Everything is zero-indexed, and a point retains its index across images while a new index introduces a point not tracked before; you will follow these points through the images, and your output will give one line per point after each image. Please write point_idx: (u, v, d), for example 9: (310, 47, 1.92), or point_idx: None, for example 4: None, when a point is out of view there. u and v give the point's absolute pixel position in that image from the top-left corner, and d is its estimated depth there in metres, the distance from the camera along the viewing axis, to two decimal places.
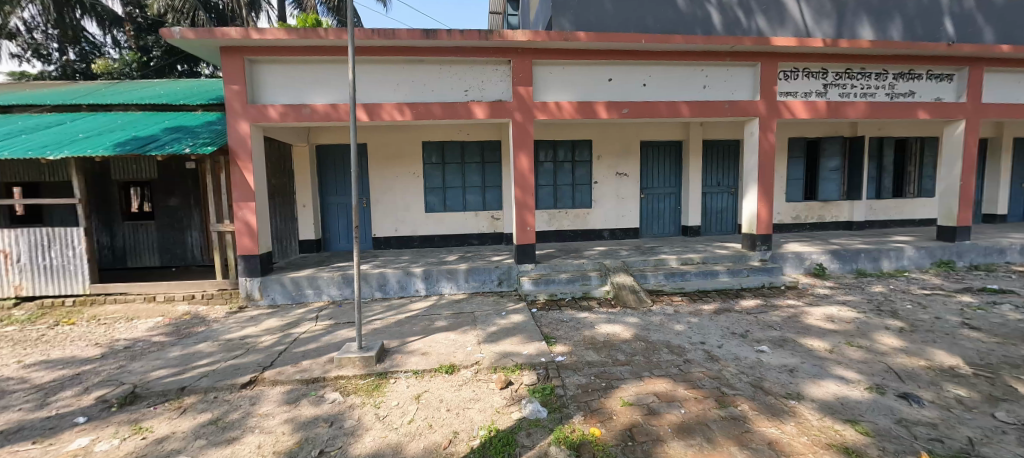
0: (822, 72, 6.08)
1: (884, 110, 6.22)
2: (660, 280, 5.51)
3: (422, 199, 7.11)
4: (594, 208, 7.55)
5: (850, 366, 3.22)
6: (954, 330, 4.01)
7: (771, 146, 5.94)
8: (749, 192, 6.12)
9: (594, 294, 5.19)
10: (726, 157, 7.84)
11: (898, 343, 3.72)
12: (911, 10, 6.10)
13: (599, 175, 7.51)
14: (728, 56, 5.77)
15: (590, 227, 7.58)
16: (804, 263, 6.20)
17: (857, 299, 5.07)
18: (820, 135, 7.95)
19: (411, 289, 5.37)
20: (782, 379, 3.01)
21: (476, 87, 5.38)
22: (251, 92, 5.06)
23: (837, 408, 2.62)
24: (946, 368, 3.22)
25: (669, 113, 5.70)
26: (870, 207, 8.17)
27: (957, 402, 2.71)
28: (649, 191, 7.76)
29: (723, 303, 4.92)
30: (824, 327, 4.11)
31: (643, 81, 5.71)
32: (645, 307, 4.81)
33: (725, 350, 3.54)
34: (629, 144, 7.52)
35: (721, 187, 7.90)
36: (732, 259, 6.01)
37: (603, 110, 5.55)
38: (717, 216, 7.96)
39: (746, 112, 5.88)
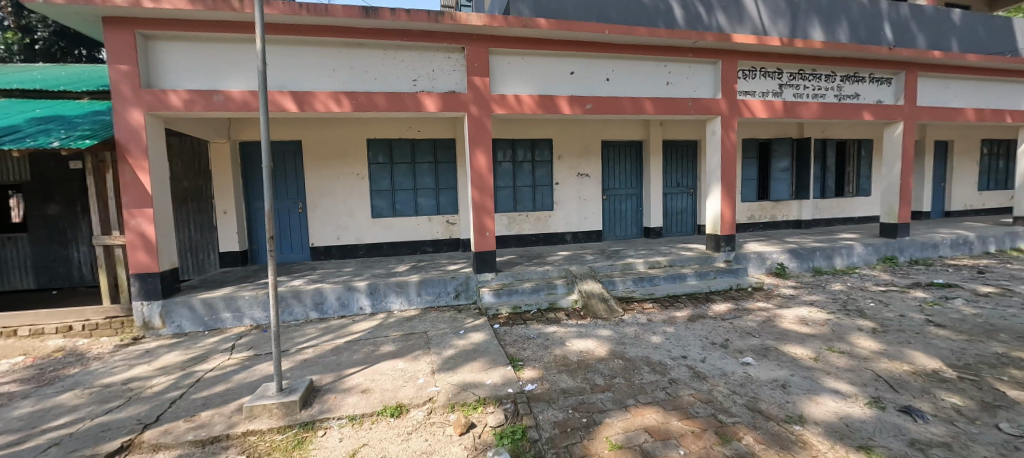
0: (778, 72, 6.10)
1: (834, 110, 6.34)
2: (629, 285, 5.19)
3: (367, 203, 6.36)
4: (555, 210, 7.18)
5: (840, 377, 3.01)
6: (922, 328, 3.98)
7: (732, 145, 5.85)
8: (713, 191, 5.98)
9: (562, 305, 4.74)
10: (684, 157, 7.78)
11: (875, 345, 3.60)
12: (857, 14, 6.26)
13: (560, 176, 7.14)
14: (691, 53, 5.60)
15: (552, 230, 7.19)
16: (766, 263, 6.15)
17: (822, 299, 5.02)
18: (771, 136, 8.10)
19: (354, 307, 4.66)
20: (777, 398, 2.72)
21: (426, 76, 4.79)
22: (146, 74, 4.14)
23: (845, 432, 2.33)
24: (930, 372, 3.10)
25: (634, 110, 5.41)
26: (817, 206, 8.45)
27: (957, 413, 2.53)
28: (610, 192, 7.50)
29: (695, 309, 4.66)
30: (800, 331, 3.93)
31: (606, 75, 5.39)
32: (616, 317, 4.43)
33: (710, 365, 3.22)
34: (590, 143, 7.21)
35: (681, 188, 7.82)
36: (698, 261, 5.83)
37: (566, 104, 5.15)
38: (677, 217, 7.87)
39: (708, 110, 5.74)
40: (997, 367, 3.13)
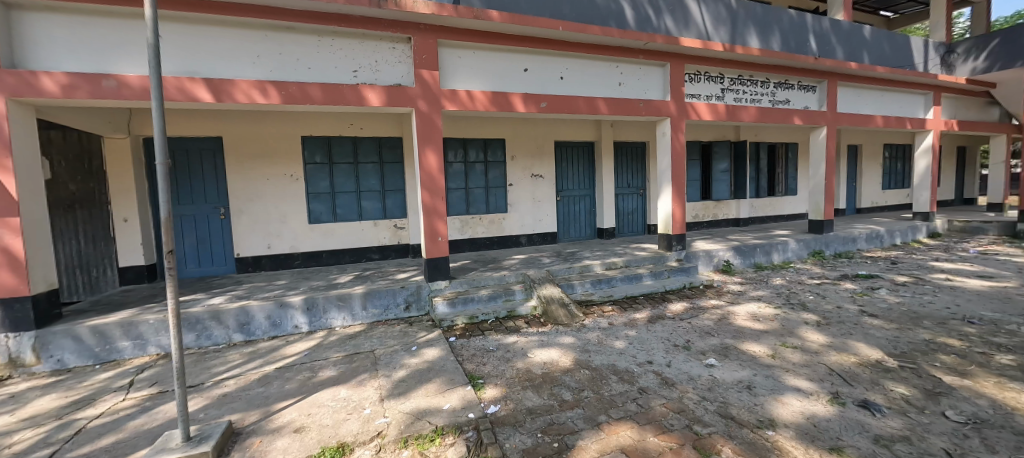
0: (720, 77, 6.35)
1: (769, 114, 6.71)
2: (587, 288, 5.08)
3: (303, 207, 5.74)
4: (510, 212, 6.95)
5: (798, 374, 3.06)
6: (858, 318, 4.23)
7: (681, 146, 5.97)
8: (664, 191, 6.07)
9: (520, 312, 4.51)
10: (634, 158, 7.91)
11: (822, 338, 3.74)
12: (788, 25, 6.62)
13: (514, 177, 6.94)
14: (641, 54, 5.64)
15: (506, 233, 6.96)
16: (713, 260, 6.34)
17: (767, 294, 5.23)
18: (712, 139, 8.47)
19: (288, 326, 4.11)
20: (745, 401, 2.68)
21: (368, 68, 4.36)
22: (7, 51, 3.34)
23: (815, 434, 2.32)
24: (874, 362, 3.25)
25: (588, 110, 5.34)
26: (753, 205, 8.97)
27: (907, 403, 2.63)
28: (564, 193, 7.43)
29: (653, 310, 4.64)
30: (753, 328, 4.02)
31: (560, 73, 5.27)
32: (577, 322, 4.29)
33: (676, 369, 3.15)
34: (543, 143, 7.08)
35: (632, 189, 7.93)
36: (652, 261, 5.88)
37: (520, 102, 4.95)
38: (629, 217, 7.97)
39: (658, 112, 5.81)
40: (928, 354, 3.36)
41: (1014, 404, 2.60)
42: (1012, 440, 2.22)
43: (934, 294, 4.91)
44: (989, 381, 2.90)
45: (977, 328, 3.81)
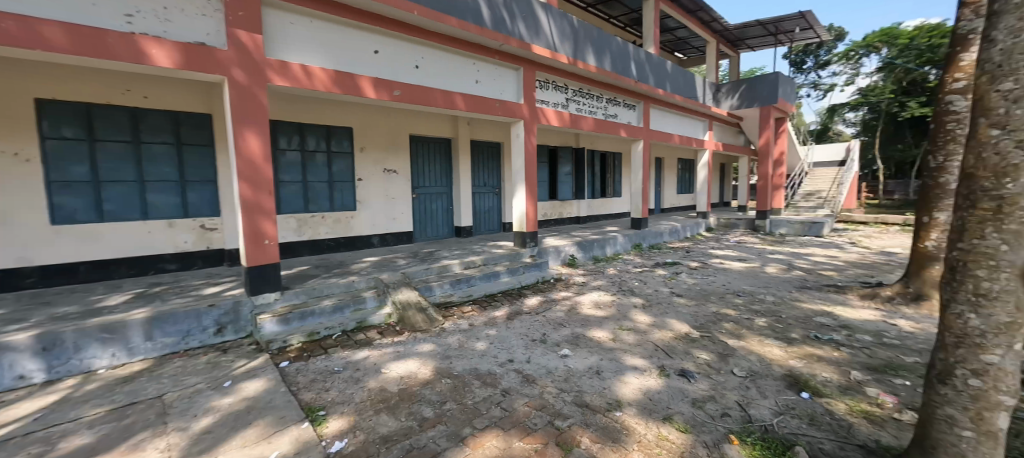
0: (564, 87, 6.92)
1: (602, 125, 7.64)
2: (446, 290, 4.84)
3: (41, 201, 4.01)
4: (359, 210, 6.24)
5: (634, 353, 3.46)
6: (670, 299, 5.11)
7: (533, 148, 6.29)
8: (518, 190, 6.30)
9: (372, 322, 4.05)
10: (490, 158, 8.05)
11: (647, 319, 4.37)
12: (618, 49, 7.61)
13: (364, 171, 6.26)
14: (497, 55, 5.71)
15: (355, 234, 6.24)
16: (561, 255, 6.84)
17: (605, 283, 5.90)
18: (558, 144, 9.23)
19: (5, 378, 2.76)
20: (596, 387, 2.86)
21: (152, 14, 3.25)
22: None
23: (651, 407, 2.62)
24: (685, 335, 3.92)
25: (445, 104, 5.15)
26: (590, 205, 10.15)
27: (709, 367, 3.22)
28: (420, 190, 7.07)
29: (511, 306, 4.72)
30: (597, 315, 4.43)
31: (415, 62, 4.92)
32: (436, 327, 4.04)
33: (536, 364, 3.21)
34: (398, 137, 6.59)
35: (488, 188, 8.06)
36: (509, 258, 6.00)
37: (370, 87, 4.44)
38: (485, 215, 8.08)
39: (512, 113, 5.98)
40: (717, 324, 4.23)
41: (770, 356, 3.44)
42: (773, 385, 2.91)
43: (715, 275, 6.30)
44: (754, 340, 3.78)
45: (742, 299, 4.99)
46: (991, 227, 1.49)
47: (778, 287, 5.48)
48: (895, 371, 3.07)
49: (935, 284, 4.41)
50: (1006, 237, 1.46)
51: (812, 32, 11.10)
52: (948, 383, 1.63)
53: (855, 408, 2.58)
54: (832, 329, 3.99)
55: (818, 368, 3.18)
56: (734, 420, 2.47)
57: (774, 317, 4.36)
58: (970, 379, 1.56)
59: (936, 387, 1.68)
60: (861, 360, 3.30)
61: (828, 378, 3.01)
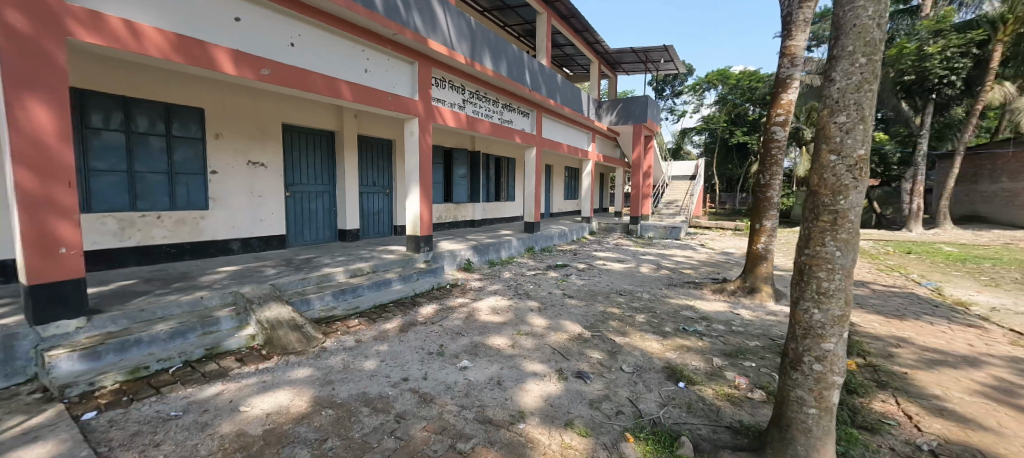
0: (461, 88, 6.76)
1: (498, 130, 7.70)
2: (327, 302, 4.28)
3: None
4: (213, 210, 5.15)
5: (532, 358, 3.45)
6: (563, 300, 5.31)
7: (428, 148, 5.98)
8: (412, 191, 5.93)
9: (228, 348, 3.31)
10: (379, 156, 7.45)
11: (543, 321, 4.44)
12: (514, 56, 7.74)
13: (220, 163, 5.18)
14: (390, 45, 5.28)
15: (207, 238, 5.12)
16: (457, 259, 6.64)
17: (501, 287, 5.87)
18: (454, 145, 9.01)
19: None
20: (498, 399, 2.75)
21: None
22: None
23: (553, 413, 2.60)
24: (578, 335, 4.07)
25: (327, 92, 4.57)
26: (484, 208, 10.16)
27: (602, 365, 3.37)
28: (295, 188, 6.17)
29: (404, 317, 4.36)
30: (494, 321, 4.35)
31: (291, 39, 4.24)
32: (314, 347, 3.49)
33: (433, 381, 2.97)
34: (267, 124, 5.63)
35: (377, 188, 7.44)
36: (400, 264, 5.60)
37: (229, 62, 3.68)
38: (374, 218, 7.44)
39: (406, 109, 5.61)
40: (605, 322, 4.50)
41: (650, 350, 3.75)
42: (655, 378, 3.16)
43: (599, 275, 6.79)
44: (636, 336, 4.11)
45: (624, 298, 5.44)
46: (829, 237, 1.77)
47: (652, 286, 6.12)
48: (744, 354, 3.61)
49: (764, 279, 5.38)
50: (840, 245, 1.75)
51: (673, 64, 12.91)
52: (798, 369, 1.89)
53: (720, 392, 2.93)
54: (695, 321, 4.56)
55: (689, 358, 3.57)
56: (627, 418, 2.58)
57: (650, 313, 4.83)
58: (813, 365, 1.84)
59: (788, 372, 1.95)
60: (719, 347, 3.81)
61: (697, 366, 3.39)
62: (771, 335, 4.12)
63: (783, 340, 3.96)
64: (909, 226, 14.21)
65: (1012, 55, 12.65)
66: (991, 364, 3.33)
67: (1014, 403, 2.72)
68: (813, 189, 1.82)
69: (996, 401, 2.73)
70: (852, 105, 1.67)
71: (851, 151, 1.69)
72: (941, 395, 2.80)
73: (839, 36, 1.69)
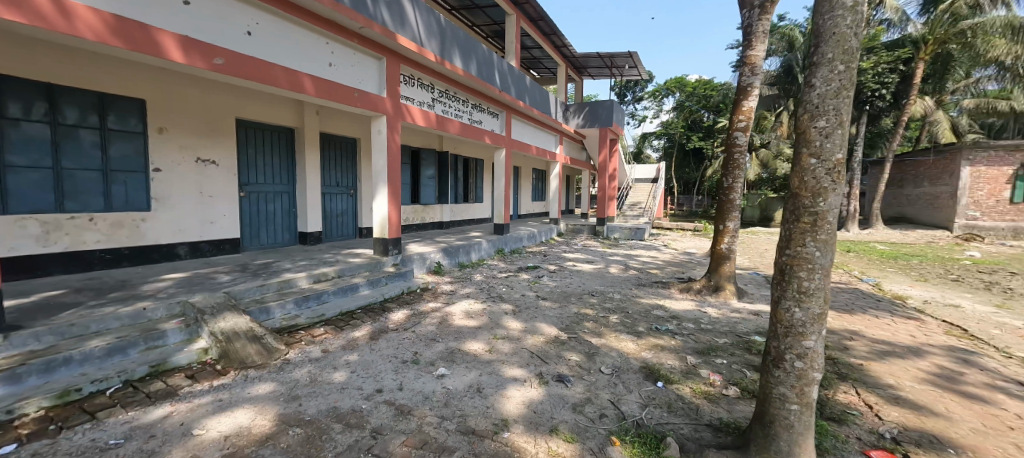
0: (430, 86, 6.58)
1: (467, 130, 7.57)
2: (288, 310, 4.01)
3: None
4: (156, 211, 4.68)
5: (511, 362, 3.38)
6: (536, 302, 5.27)
7: (396, 147, 5.77)
8: (379, 192, 5.69)
9: (177, 363, 2.99)
10: (343, 155, 7.11)
11: (519, 325, 4.37)
12: (484, 56, 7.64)
13: (164, 160, 4.73)
14: (356, 39, 5.04)
15: (149, 242, 4.66)
16: (426, 262, 6.44)
17: (473, 290, 5.75)
18: (421, 145, 8.76)
19: None
20: (479, 407, 2.65)
21: None
22: None
23: (536, 420, 2.54)
24: (555, 338, 4.03)
25: (288, 85, 4.29)
26: (452, 210, 9.97)
27: (581, 368, 3.35)
28: (250, 188, 5.75)
29: (374, 324, 4.15)
30: (469, 326, 4.23)
31: (247, 27, 3.93)
32: (276, 359, 3.23)
33: (409, 391, 2.82)
34: (218, 119, 5.20)
35: (341, 188, 7.10)
36: (368, 268, 5.35)
37: (176, 48, 3.35)
38: (337, 220, 7.09)
39: (373, 107, 5.37)
40: (580, 324, 4.50)
41: (626, 351, 3.78)
42: (634, 378, 3.17)
43: (570, 276, 6.83)
44: (612, 336, 4.13)
45: (597, 299, 5.48)
46: (810, 238, 1.82)
47: (622, 286, 6.22)
48: (715, 351, 3.72)
49: (727, 277, 5.60)
50: (819, 245, 1.81)
51: (636, 70, 13.30)
52: (780, 366, 1.93)
53: (697, 390, 2.98)
54: (666, 320, 4.66)
55: (664, 357, 3.63)
56: (611, 420, 2.57)
57: (623, 314, 4.89)
58: (795, 362, 1.89)
59: (770, 370, 1.99)
60: (691, 345, 3.91)
61: (672, 365, 3.45)
62: (738, 331, 4.28)
63: (749, 336, 4.13)
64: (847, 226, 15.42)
65: (931, 73, 14.14)
66: (932, 353, 3.62)
67: (956, 389, 2.97)
68: (794, 191, 1.87)
69: (942, 388, 2.96)
70: (831, 110, 1.73)
71: (829, 155, 1.75)
72: (895, 384, 3.00)
73: (819, 43, 1.74)
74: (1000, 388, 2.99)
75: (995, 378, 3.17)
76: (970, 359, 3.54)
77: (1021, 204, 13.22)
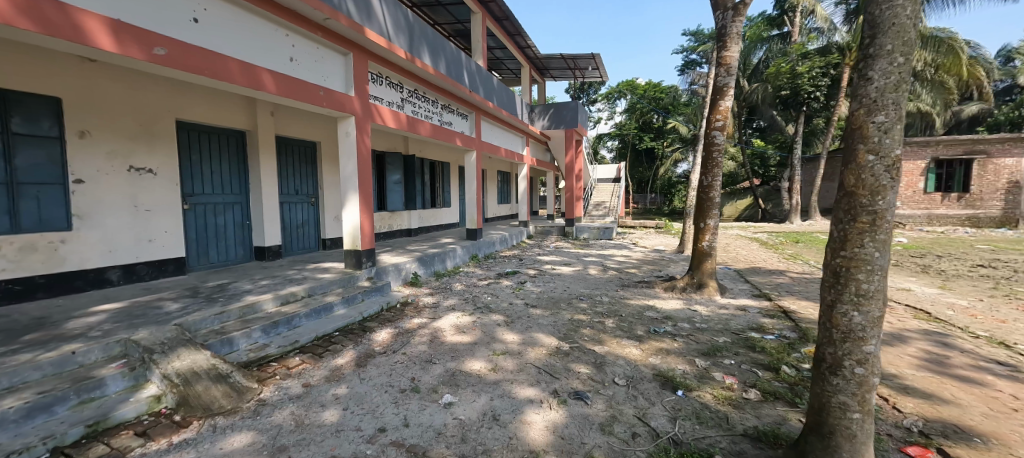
0: (399, 85, 6.16)
1: (438, 132, 7.20)
2: (254, 339, 3.51)
3: None
4: (80, 230, 3.94)
5: (519, 381, 3.12)
6: (527, 311, 5.04)
7: (367, 150, 5.32)
8: (350, 200, 5.22)
9: (123, 418, 2.45)
10: (301, 159, 6.49)
11: (515, 337, 4.11)
12: (453, 55, 7.29)
13: (87, 169, 3.98)
14: (319, 31, 4.56)
15: (73, 267, 3.91)
16: (402, 273, 5.98)
17: (457, 301, 5.40)
18: (384, 149, 8.22)
19: None
20: (501, 439, 2.37)
21: None
22: None
23: (568, 448, 2.30)
24: (557, 349, 3.80)
25: (244, 80, 3.76)
26: (420, 216, 9.50)
27: (594, 381, 3.15)
28: (195, 199, 5.05)
29: (357, 348, 3.72)
30: (464, 342, 3.91)
31: (193, 13, 3.37)
32: (247, 401, 2.75)
33: (417, 428, 2.48)
34: (153, 120, 4.50)
35: (301, 196, 6.49)
36: (340, 284, 4.88)
37: (105, 34, 2.77)
38: (297, 231, 6.44)
39: (340, 106, 4.90)
40: (578, 331, 4.30)
41: (633, 357, 3.62)
42: (652, 388, 3.02)
43: (553, 280, 6.66)
44: (614, 343, 3.97)
45: (587, 303, 5.33)
46: (868, 238, 1.72)
47: (607, 288, 6.14)
48: (720, 352, 3.67)
49: (709, 274, 5.67)
50: (878, 245, 1.72)
51: (597, 71, 13.46)
52: (839, 374, 1.84)
53: (719, 396, 2.88)
54: (662, 322, 4.60)
55: (673, 361, 3.52)
56: (646, 440, 2.38)
57: (617, 317, 4.77)
58: (855, 368, 1.81)
59: (826, 377, 1.90)
60: (694, 347, 3.84)
61: (684, 370, 3.34)
62: (733, 329, 4.29)
63: (745, 333, 4.14)
64: (791, 218, 16.60)
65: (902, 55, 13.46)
66: (914, 338, 3.82)
67: (950, 372, 3.10)
68: (848, 189, 1.77)
69: (938, 373, 3.08)
70: (891, 105, 1.66)
71: (888, 151, 1.67)
72: (898, 373, 3.09)
73: (875, 34, 1.67)
74: (986, 369, 3.16)
75: (976, 359, 3.37)
76: (947, 342, 3.76)
77: (933, 194, 15.08)
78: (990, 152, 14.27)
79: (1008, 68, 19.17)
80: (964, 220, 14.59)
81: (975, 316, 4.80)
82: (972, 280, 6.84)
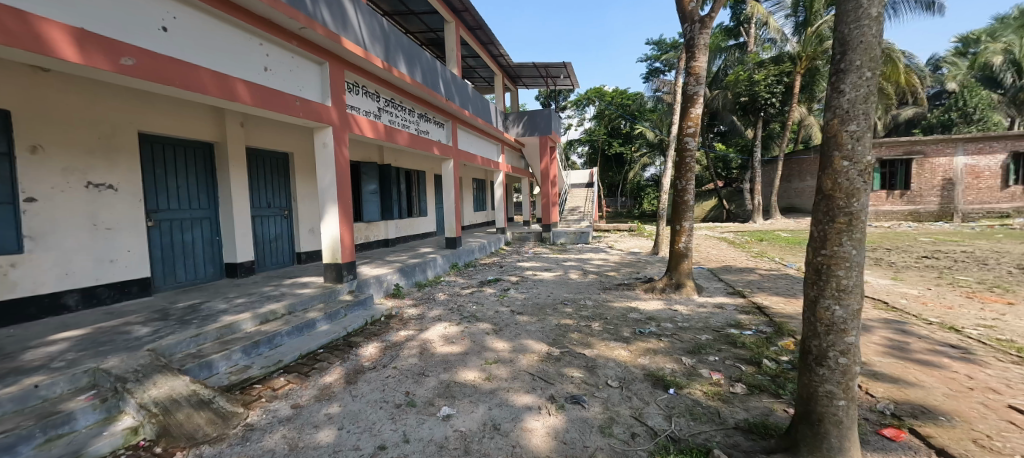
0: (375, 95, 6.09)
1: (415, 141, 7.15)
2: (234, 361, 3.36)
3: None
4: (32, 252, 3.64)
5: (515, 389, 3.13)
6: (513, 318, 5.05)
7: (345, 160, 5.21)
8: (328, 212, 5.08)
9: (98, 454, 2.28)
10: (272, 171, 6.28)
11: (505, 344, 4.11)
12: (429, 63, 7.25)
13: (40, 186, 3.69)
14: (294, 40, 4.46)
15: (25, 293, 3.61)
16: (383, 285, 5.85)
17: (443, 311, 5.34)
18: (358, 159, 8.03)
19: None
20: (504, 448, 2.37)
21: None
22: None
23: (571, 452, 2.33)
24: (548, 354, 3.83)
25: (217, 91, 3.62)
26: (398, 226, 9.34)
27: (588, 384, 3.19)
28: (160, 215, 4.79)
29: (345, 365, 3.62)
30: (454, 353, 3.88)
31: (162, 22, 3.22)
32: (234, 427, 2.62)
33: (418, 443, 2.44)
34: (113, 133, 4.24)
35: (273, 209, 6.27)
36: (321, 298, 4.73)
37: (69, 44, 2.61)
38: (270, 245, 6.22)
39: (317, 116, 4.80)
40: (567, 336, 4.35)
41: (622, 359, 3.70)
42: (645, 388, 3.10)
43: (536, 287, 6.68)
44: (602, 346, 4.03)
45: (572, 308, 5.39)
46: (847, 237, 1.86)
47: (589, 292, 6.23)
48: (704, 349, 3.80)
49: (686, 274, 5.88)
50: (856, 244, 1.85)
51: (568, 79, 13.65)
52: (825, 364, 1.97)
53: (708, 391, 2.99)
54: (646, 322, 4.71)
55: (661, 361, 3.62)
56: (645, 439, 2.44)
57: (603, 320, 4.85)
58: (839, 358, 1.94)
59: (812, 368, 2.02)
60: (680, 345, 3.96)
61: (673, 368, 3.45)
62: (713, 326, 4.47)
63: (725, 330, 4.31)
64: (754, 217, 17.43)
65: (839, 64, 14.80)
66: (877, 328, 4.10)
67: (912, 357, 3.36)
68: (826, 192, 1.90)
69: (902, 358, 3.34)
70: (861, 115, 1.81)
71: (861, 157, 1.82)
72: (867, 361, 3.32)
73: (845, 51, 1.84)
74: (941, 352, 3.45)
75: (934, 344, 3.66)
76: (906, 329, 4.07)
77: (878, 192, 16.33)
78: (926, 152, 15.50)
79: (937, 76, 21.03)
80: (906, 215, 15.88)
81: (926, 303, 5.21)
82: (920, 271, 7.43)
